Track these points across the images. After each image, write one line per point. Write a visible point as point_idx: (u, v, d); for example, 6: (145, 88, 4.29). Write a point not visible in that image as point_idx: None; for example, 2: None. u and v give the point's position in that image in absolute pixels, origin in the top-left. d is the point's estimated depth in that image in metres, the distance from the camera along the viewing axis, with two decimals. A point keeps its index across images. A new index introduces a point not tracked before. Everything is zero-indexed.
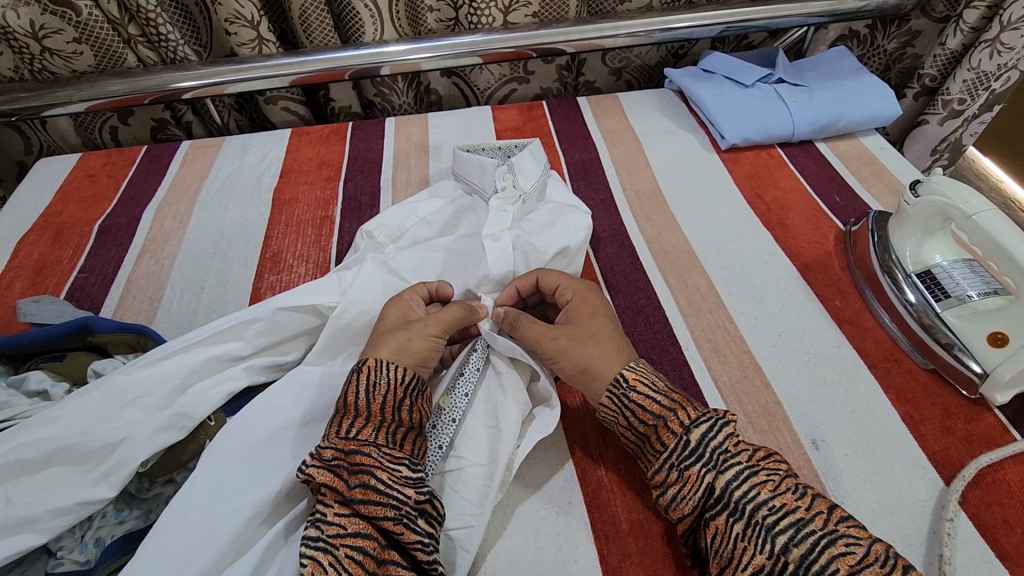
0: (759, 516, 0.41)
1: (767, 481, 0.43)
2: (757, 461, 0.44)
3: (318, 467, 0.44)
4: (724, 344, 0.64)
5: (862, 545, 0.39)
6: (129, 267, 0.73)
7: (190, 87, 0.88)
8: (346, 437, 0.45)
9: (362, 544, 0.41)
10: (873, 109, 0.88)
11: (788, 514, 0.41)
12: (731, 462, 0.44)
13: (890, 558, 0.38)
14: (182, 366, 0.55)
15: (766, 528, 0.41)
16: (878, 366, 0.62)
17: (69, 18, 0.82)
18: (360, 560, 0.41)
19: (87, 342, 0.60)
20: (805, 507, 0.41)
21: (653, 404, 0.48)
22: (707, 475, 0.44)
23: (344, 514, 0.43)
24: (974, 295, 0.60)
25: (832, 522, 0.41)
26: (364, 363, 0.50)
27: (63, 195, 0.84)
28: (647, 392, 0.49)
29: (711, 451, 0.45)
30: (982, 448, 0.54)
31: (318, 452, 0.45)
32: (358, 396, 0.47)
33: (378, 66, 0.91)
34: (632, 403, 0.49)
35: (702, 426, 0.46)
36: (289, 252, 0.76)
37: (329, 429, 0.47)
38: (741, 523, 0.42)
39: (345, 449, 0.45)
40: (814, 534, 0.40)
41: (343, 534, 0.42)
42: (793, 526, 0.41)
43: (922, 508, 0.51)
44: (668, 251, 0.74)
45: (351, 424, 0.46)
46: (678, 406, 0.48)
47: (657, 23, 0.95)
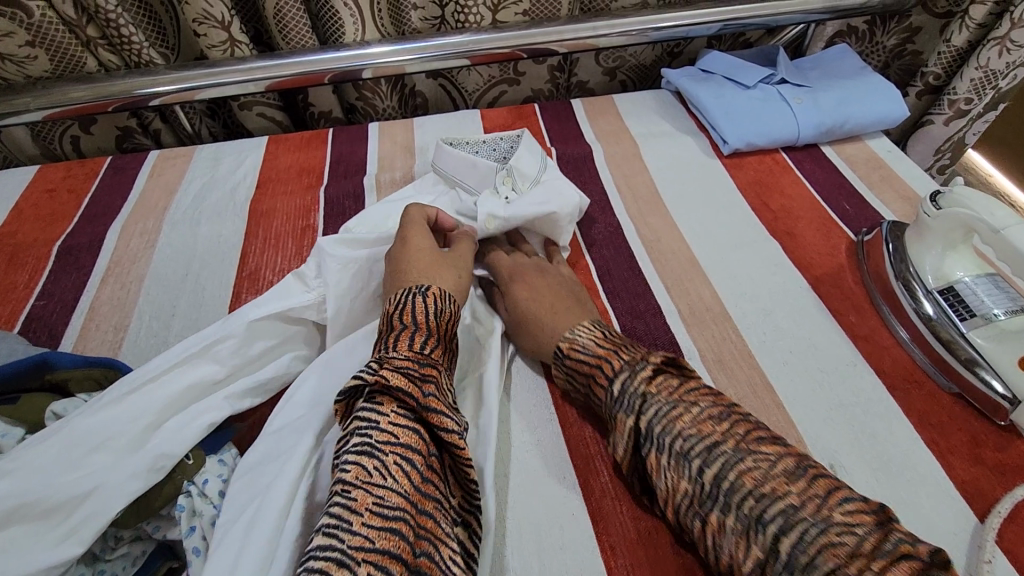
0: (678, 447, 0.42)
1: (685, 412, 0.44)
2: (679, 395, 0.45)
3: (391, 370, 0.44)
4: (736, 363, 0.60)
5: (772, 460, 0.39)
6: (92, 294, 0.67)
7: (158, 93, 0.82)
8: (418, 351, 0.46)
9: (411, 457, 0.40)
10: (880, 110, 0.84)
11: (703, 439, 0.42)
12: (650, 403, 0.45)
13: (799, 469, 0.39)
14: (150, 401, 0.49)
15: (684, 455, 0.42)
16: (897, 389, 0.58)
17: (20, 20, 0.75)
18: (408, 472, 0.40)
19: (45, 381, 0.52)
20: (722, 430, 0.42)
21: (585, 363, 0.51)
22: (630, 419, 0.46)
23: (401, 424, 0.42)
24: (1000, 314, 0.57)
25: (746, 442, 0.41)
26: (430, 289, 0.51)
27: (18, 213, 0.77)
28: (578, 354, 0.52)
29: (630, 397, 0.46)
30: (1015, 480, 0.51)
31: (385, 361, 0.45)
32: (427, 316, 0.49)
33: (360, 69, 0.86)
34: (569, 367, 0.53)
35: (621, 374, 0.48)
36: (267, 269, 0.70)
37: (394, 341, 0.47)
38: (664, 456, 0.43)
39: (420, 362, 0.46)
40: (727, 453, 0.40)
41: (394, 441, 0.41)
42: (707, 449, 0.41)
43: (957, 546, 0.47)
44: (673, 261, 0.70)
45: (422, 341, 0.47)
46: (604, 361, 0.50)
47: (653, 21, 0.91)
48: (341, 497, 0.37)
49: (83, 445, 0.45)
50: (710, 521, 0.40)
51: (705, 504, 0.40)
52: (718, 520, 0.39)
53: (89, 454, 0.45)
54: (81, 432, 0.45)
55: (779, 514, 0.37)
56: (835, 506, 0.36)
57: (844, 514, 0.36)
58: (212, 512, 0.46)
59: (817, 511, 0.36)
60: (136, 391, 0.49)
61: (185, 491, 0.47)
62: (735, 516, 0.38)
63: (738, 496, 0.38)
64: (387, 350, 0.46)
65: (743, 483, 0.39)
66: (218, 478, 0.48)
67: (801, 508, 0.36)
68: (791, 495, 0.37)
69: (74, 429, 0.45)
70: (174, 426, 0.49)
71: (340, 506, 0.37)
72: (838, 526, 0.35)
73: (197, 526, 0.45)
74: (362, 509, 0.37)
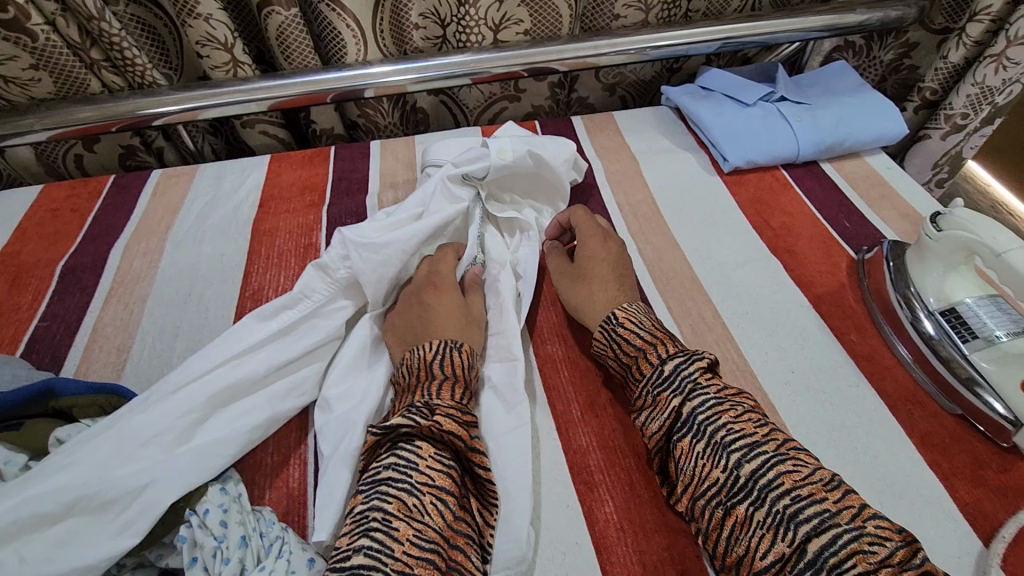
0: (718, 437, 0.46)
1: (730, 409, 0.47)
2: (725, 393, 0.49)
3: (443, 416, 0.47)
4: (736, 381, 0.60)
5: (809, 468, 0.43)
6: (95, 314, 0.68)
7: (163, 114, 0.82)
8: (459, 402, 0.50)
9: (447, 496, 0.43)
10: (879, 128, 0.85)
11: (744, 437, 0.45)
12: (699, 392, 0.49)
13: (834, 480, 0.42)
14: (153, 423, 0.49)
15: (724, 447, 0.45)
16: (899, 410, 0.58)
17: (24, 44, 0.75)
18: (443, 511, 0.42)
19: (48, 407, 0.52)
20: (762, 433, 0.46)
21: (635, 341, 0.54)
22: (676, 400, 0.49)
23: (437, 467, 0.44)
24: (1002, 336, 0.57)
25: (784, 447, 0.45)
26: (463, 345, 0.55)
27: (22, 232, 0.78)
28: (633, 328, 0.55)
29: (683, 379, 0.50)
30: (1019, 502, 0.51)
31: (433, 406, 0.48)
32: (462, 368, 0.53)
33: (362, 88, 0.86)
34: (619, 336, 0.56)
35: (676, 358, 0.51)
36: (270, 289, 0.70)
37: (437, 390, 0.50)
38: (703, 443, 0.46)
39: (461, 409, 0.49)
40: (766, 454, 0.44)
41: (432, 482, 0.43)
42: (747, 446, 0.45)
43: (959, 568, 0.47)
44: (675, 280, 0.70)
45: (459, 392, 0.51)
46: (659, 342, 0.54)
47: (653, 40, 0.92)
48: (382, 525, 0.40)
49: (91, 476, 0.45)
50: (736, 512, 0.43)
51: (732, 497, 0.43)
52: (744, 514, 0.42)
53: (98, 484, 0.45)
54: (91, 463, 0.46)
55: (815, 515, 0.40)
56: (867, 518, 0.39)
57: (874, 526, 0.39)
58: (213, 542, 0.44)
59: (850, 519, 0.39)
60: (162, 401, 0.51)
61: (186, 521, 0.46)
62: (765, 512, 0.41)
63: (773, 494, 0.42)
64: (430, 396, 0.49)
65: (782, 482, 0.42)
66: (219, 507, 0.47)
67: (836, 514, 0.39)
68: (827, 501, 0.40)
69: (83, 460, 0.46)
70: (209, 434, 0.51)
71: (382, 534, 0.39)
72: (869, 536, 0.38)
73: (199, 556, 0.44)
74: (403, 540, 0.39)
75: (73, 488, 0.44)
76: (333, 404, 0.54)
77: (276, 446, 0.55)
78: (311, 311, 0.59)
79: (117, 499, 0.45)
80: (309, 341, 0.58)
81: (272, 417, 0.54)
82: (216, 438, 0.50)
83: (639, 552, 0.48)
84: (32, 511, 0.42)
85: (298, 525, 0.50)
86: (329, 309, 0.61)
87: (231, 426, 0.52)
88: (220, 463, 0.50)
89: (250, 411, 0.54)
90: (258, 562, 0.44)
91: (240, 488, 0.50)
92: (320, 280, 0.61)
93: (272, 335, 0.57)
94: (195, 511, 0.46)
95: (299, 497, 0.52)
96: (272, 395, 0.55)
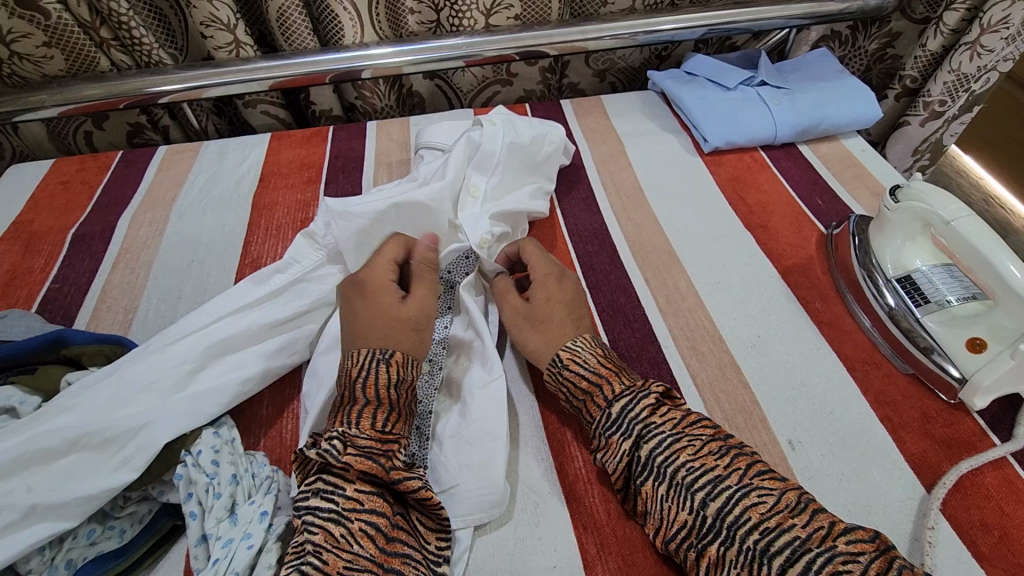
0: (679, 477, 0.45)
1: (687, 445, 0.47)
2: (681, 428, 0.48)
3: (354, 454, 0.44)
4: (702, 342, 0.64)
5: (774, 496, 0.43)
6: (104, 278, 0.72)
7: (169, 91, 0.86)
8: (381, 430, 0.47)
9: (377, 520, 0.43)
10: (855, 111, 0.88)
11: (706, 473, 0.45)
12: (652, 432, 0.48)
13: (799, 503, 0.42)
14: (154, 372, 0.53)
15: (686, 486, 0.45)
16: (856, 370, 0.61)
17: (38, 22, 0.80)
18: (373, 535, 0.43)
19: (60, 355, 0.56)
20: (724, 465, 0.45)
21: (583, 378, 0.53)
22: (626, 443, 0.48)
23: (365, 491, 0.44)
24: (953, 301, 0.61)
25: (748, 477, 0.44)
26: (394, 355, 0.52)
27: (35, 202, 0.82)
28: (578, 369, 0.53)
29: (629, 421, 0.49)
30: (961, 454, 0.55)
31: (347, 440, 0.45)
32: (387, 390, 0.50)
33: (359, 69, 0.90)
34: (567, 379, 0.54)
35: (622, 399, 0.50)
36: (269, 257, 0.74)
37: (355, 419, 0.47)
38: (664, 484, 0.46)
39: (381, 439, 0.47)
40: (731, 488, 0.44)
41: (360, 508, 0.43)
42: (710, 483, 0.44)
43: (901, 510, 0.51)
44: (651, 253, 0.74)
45: (384, 418, 0.48)
46: (605, 380, 0.52)
47: (641, 25, 0.95)
48: (314, 558, 0.40)
49: (95, 415, 0.49)
50: (708, 553, 0.43)
51: (704, 537, 0.43)
52: (716, 554, 0.42)
53: (101, 423, 0.49)
54: (94, 405, 0.50)
55: (787, 545, 0.40)
56: (838, 536, 0.40)
57: (846, 543, 0.40)
58: (205, 479, 0.48)
59: (821, 542, 0.40)
60: (160, 352, 0.54)
61: (182, 461, 0.50)
62: (737, 550, 0.41)
63: (741, 530, 0.42)
64: (348, 426, 0.47)
65: (749, 517, 0.42)
66: (211, 449, 0.50)
67: (806, 540, 0.40)
68: (796, 528, 0.41)
69: (88, 402, 0.50)
70: (203, 384, 0.54)
71: (312, 566, 0.40)
72: (840, 556, 0.39)
73: (194, 492, 0.48)
74: (332, 572, 0.40)
75: (78, 426, 0.48)
76: (321, 368, 0.58)
77: (271, 400, 0.59)
78: (300, 275, 0.62)
79: (118, 437, 0.49)
80: (301, 305, 0.61)
81: (262, 372, 0.57)
82: (212, 386, 0.54)
83: (605, 499, 0.52)
84: (41, 445, 0.47)
85: (289, 470, 0.54)
86: (318, 275, 0.63)
87: (223, 378, 0.55)
88: (212, 411, 0.53)
89: (241, 366, 0.57)
90: (248, 497, 0.49)
91: (233, 433, 0.54)
92: (309, 248, 0.64)
93: (263, 297, 0.60)
94: (184, 455, 0.50)
95: (291, 446, 0.56)
96: (265, 351, 0.58)
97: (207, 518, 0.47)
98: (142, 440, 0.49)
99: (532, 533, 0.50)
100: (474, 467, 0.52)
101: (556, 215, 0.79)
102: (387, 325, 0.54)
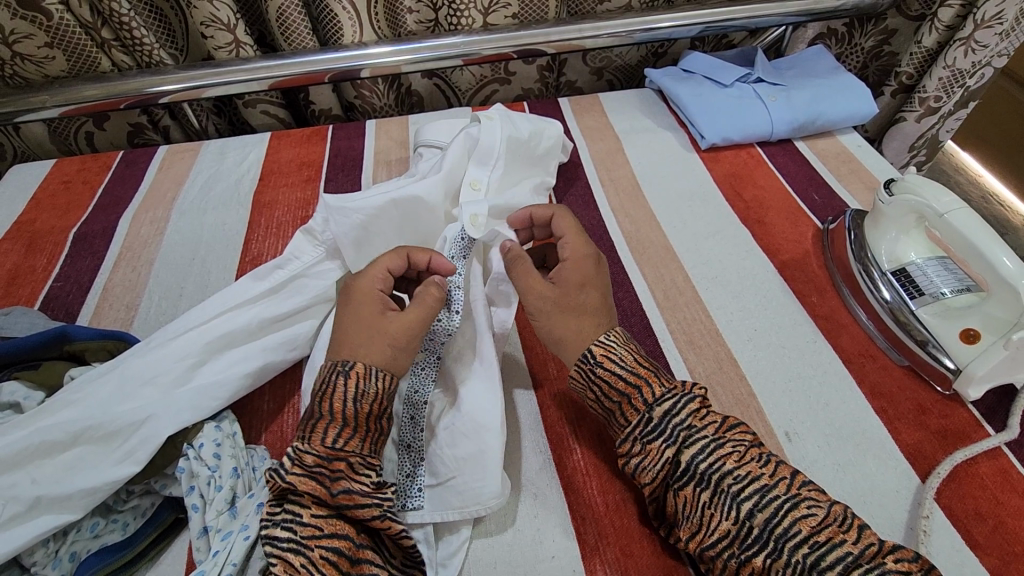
0: (725, 485, 0.43)
1: (732, 452, 0.45)
2: (722, 433, 0.46)
3: (301, 473, 0.44)
4: (699, 336, 0.64)
5: (823, 507, 0.42)
6: (105, 276, 0.72)
7: (169, 91, 0.87)
8: (332, 447, 0.45)
9: (338, 545, 0.42)
10: (850, 107, 0.89)
11: (753, 482, 0.43)
12: (694, 437, 0.46)
13: (847, 518, 0.41)
14: (155, 367, 0.54)
15: (731, 496, 0.43)
16: (852, 362, 0.62)
17: (40, 23, 0.80)
18: (336, 561, 0.41)
19: (63, 351, 0.56)
20: (770, 474, 0.43)
21: (618, 380, 0.50)
22: (669, 450, 0.46)
23: (321, 515, 0.43)
24: (947, 292, 0.61)
25: (795, 487, 0.43)
26: (354, 367, 0.49)
27: (37, 202, 0.83)
28: (614, 367, 0.50)
29: (673, 426, 0.47)
30: (956, 444, 0.55)
31: (298, 455, 0.44)
32: (346, 404, 0.47)
33: (358, 68, 0.90)
34: (599, 378, 0.51)
35: (665, 401, 0.48)
36: (268, 255, 0.75)
37: (308, 433, 0.46)
38: (708, 491, 0.44)
39: (330, 457, 0.45)
40: (779, 499, 0.42)
41: (320, 535, 0.42)
42: (757, 492, 0.43)
43: (897, 501, 0.52)
44: (648, 248, 0.74)
45: (337, 433, 0.46)
46: (642, 382, 0.49)
47: (637, 23, 0.95)
48: None
49: (98, 409, 0.50)
50: (753, 564, 0.41)
51: (748, 548, 0.42)
52: (762, 564, 0.41)
53: (104, 416, 0.49)
54: (98, 398, 0.50)
55: (837, 561, 0.39)
56: (887, 554, 0.39)
57: (895, 561, 0.39)
58: (207, 471, 0.49)
59: (871, 558, 0.39)
60: (162, 347, 0.55)
61: (184, 454, 0.50)
62: (785, 562, 0.40)
63: (790, 543, 0.40)
64: (301, 443, 0.45)
65: (799, 529, 0.40)
66: (212, 442, 0.51)
67: (859, 555, 0.39)
68: (847, 543, 0.40)
69: (90, 396, 0.51)
70: (204, 378, 0.55)
71: None
72: (893, 573, 0.38)
73: (195, 485, 0.49)
74: None
75: (81, 419, 0.49)
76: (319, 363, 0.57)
77: (272, 394, 0.60)
78: (301, 271, 0.63)
79: (120, 430, 0.49)
80: (301, 300, 0.62)
81: (263, 366, 0.58)
82: (213, 380, 0.55)
83: (602, 492, 0.53)
84: (44, 438, 0.47)
85: None
86: (317, 270, 0.64)
87: (224, 372, 0.56)
88: (213, 405, 0.54)
89: (242, 360, 0.57)
90: (248, 490, 0.50)
91: (234, 427, 0.55)
92: (309, 244, 0.65)
93: (264, 293, 0.61)
94: (185, 449, 0.51)
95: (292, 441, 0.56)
96: (265, 345, 0.59)
97: (208, 511, 0.48)
98: (144, 434, 0.50)
99: (530, 524, 0.51)
100: (474, 458, 0.51)
101: None
102: (365, 333, 0.51)
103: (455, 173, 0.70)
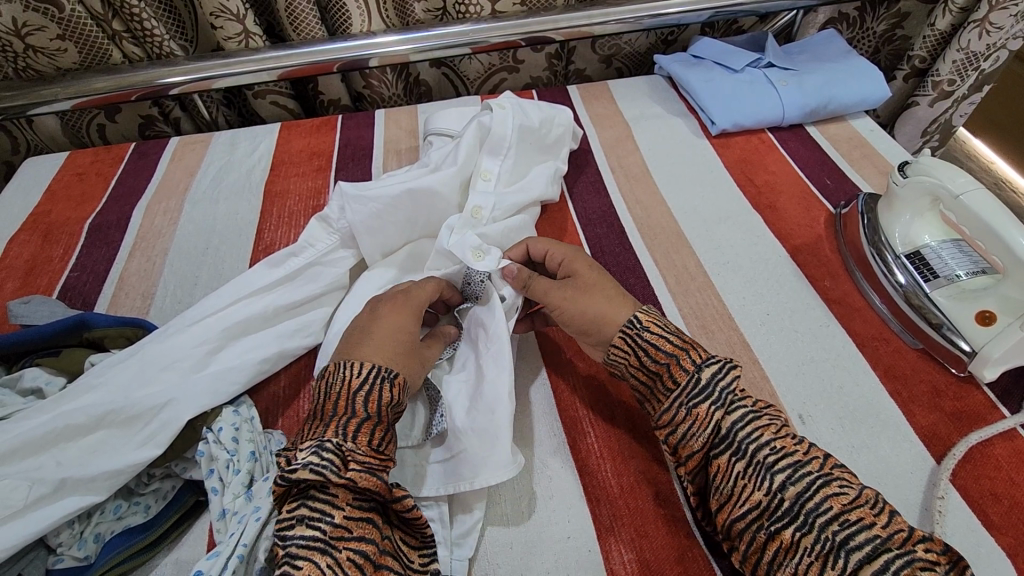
0: (761, 456, 0.43)
1: (769, 424, 0.45)
2: (761, 408, 0.46)
3: (359, 471, 0.41)
4: (712, 322, 0.64)
5: (855, 488, 0.41)
6: (121, 265, 0.73)
7: (179, 82, 0.87)
8: (377, 447, 0.43)
9: (367, 546, 0.40)
10: (862, 91, 0.88)
11: (787, 456, 0.43)
12: (737, 404, 0.46)
13: (879, 502, 0.41)
14: (174, 354, 0.54)
15: (766, 467, 0.43)
16: (866, 345, 0.62)
17: (51, 15, 0.81)
18: (362, 563, 0.39)
19: (82, 338, 0.57)
20: (804, 451, 0.43)
21: (666, 342, 0.49)
22: (715, 413, 0.46)
23: (354, 516, 0.41)
24: (963, 275, 0.61)
25: (829, 466, 0.42)
26: (398, 376, 0.47)
27: (52, 194, 0.84)
28: (660, 332, 0.50)
29: (720, 390, 0.46)
30: (971, 426, 0.55)
31: (345, 453, 0.42)
32: (383, 404, 0.45)
33: (367, 57, 0.90)
34: (647, 341, 0.50)
35: (711, 367, 0.47)
36: (281, 245, 0.75)
37: (349, 431, 0.43)
38: (744, 461, 0.43)
39: (378, 456, 0.43)
40: (811, 475, 0.42)
41: (349, 536, 0.40)
42: (792, 466, 0.42)
43: (912, 482, 0.52)
44: (660, 234, 0.74)
45: (381, 435, 0.44)
46: (690, 346, 0.49)
47: (646, 10, 0.95)
48: None
49: (119, 394, 0.51)
50: (781, 537, 0.41)
51: (778, 520, 0.41)
52: (791, 539, 0.40)
53: (125, 401, 0.50)
54: (118, 383, 0.51)
55: (868, 542, 0.38)
56: (918, 541, 0.38)
57: (924, 550, 0.38)
58: (226, 455, 0.50)
59: (901, 543, 0.38)
60: (179, 334, 0.56)
61: (204, 437, 0.51)
62: (815, 538, 0.39)
63: (820, 519, 0.40)
64: (342, 439, 0.42)
65: (830, 506, 0.40)
66: (231, 425, 0.52)
67: (887, 539, 0.38)
68: (876, 526, 0.39)
69: (111, 381, 0.51)
70: (222, 364, 0.56)
71: None
72: (922, 561, 0.37)
73: (215, 468, 0.50)
74: None
75: (103, 403, 0.50)
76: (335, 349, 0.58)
77: (287, 381, 0.60)
78: (315, 258, 0.63)
79: (141, 415, 0.50)
80: (315, 287, 0.62)
81: (279, 352, 0.58)
82: (229, 366, 0.56)
83: (618, 476, 0.53)
84: (68, 422, 0.48)
85: None
86: (331, 258, 0.64)
87: (241, 357, 0.57)
88: (231, 390, 0.54)
89: (258, 346, 0.58)
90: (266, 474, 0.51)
91: (252, 411, 0.55)
92: (323, 232, 0.65)
93: (278, 280, 0.61)
94: (204, 433, 0.51)
95: None
96: (280, 332, 0.59)
97: (226, 494, 0.49)
98: (164, 418, 0.50)
99: (547, 505, 0.51)
100: (482, 432, 0.51)
101: (565, 199, 0.80)
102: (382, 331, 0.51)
103: (468, 164, 0.69)
